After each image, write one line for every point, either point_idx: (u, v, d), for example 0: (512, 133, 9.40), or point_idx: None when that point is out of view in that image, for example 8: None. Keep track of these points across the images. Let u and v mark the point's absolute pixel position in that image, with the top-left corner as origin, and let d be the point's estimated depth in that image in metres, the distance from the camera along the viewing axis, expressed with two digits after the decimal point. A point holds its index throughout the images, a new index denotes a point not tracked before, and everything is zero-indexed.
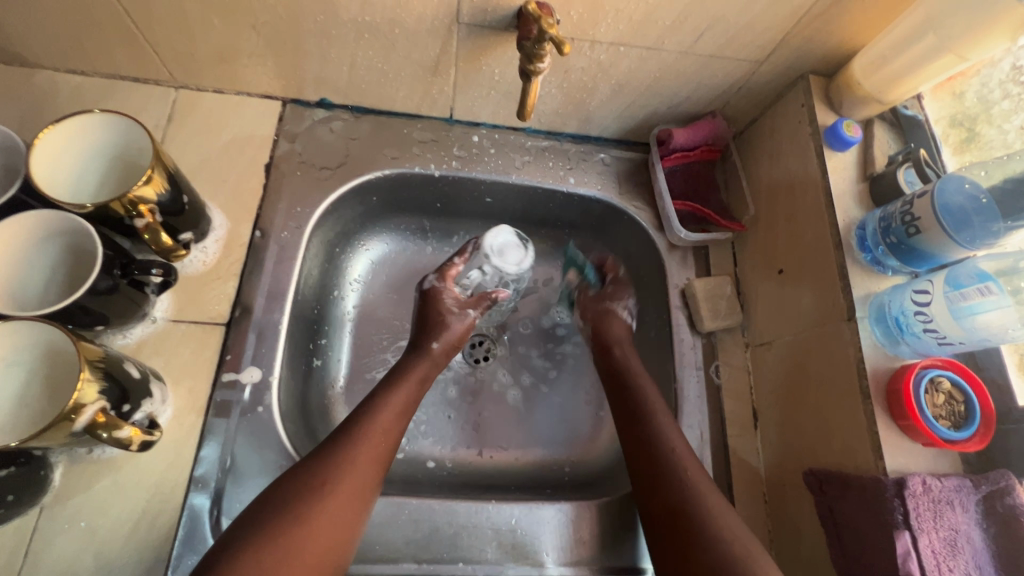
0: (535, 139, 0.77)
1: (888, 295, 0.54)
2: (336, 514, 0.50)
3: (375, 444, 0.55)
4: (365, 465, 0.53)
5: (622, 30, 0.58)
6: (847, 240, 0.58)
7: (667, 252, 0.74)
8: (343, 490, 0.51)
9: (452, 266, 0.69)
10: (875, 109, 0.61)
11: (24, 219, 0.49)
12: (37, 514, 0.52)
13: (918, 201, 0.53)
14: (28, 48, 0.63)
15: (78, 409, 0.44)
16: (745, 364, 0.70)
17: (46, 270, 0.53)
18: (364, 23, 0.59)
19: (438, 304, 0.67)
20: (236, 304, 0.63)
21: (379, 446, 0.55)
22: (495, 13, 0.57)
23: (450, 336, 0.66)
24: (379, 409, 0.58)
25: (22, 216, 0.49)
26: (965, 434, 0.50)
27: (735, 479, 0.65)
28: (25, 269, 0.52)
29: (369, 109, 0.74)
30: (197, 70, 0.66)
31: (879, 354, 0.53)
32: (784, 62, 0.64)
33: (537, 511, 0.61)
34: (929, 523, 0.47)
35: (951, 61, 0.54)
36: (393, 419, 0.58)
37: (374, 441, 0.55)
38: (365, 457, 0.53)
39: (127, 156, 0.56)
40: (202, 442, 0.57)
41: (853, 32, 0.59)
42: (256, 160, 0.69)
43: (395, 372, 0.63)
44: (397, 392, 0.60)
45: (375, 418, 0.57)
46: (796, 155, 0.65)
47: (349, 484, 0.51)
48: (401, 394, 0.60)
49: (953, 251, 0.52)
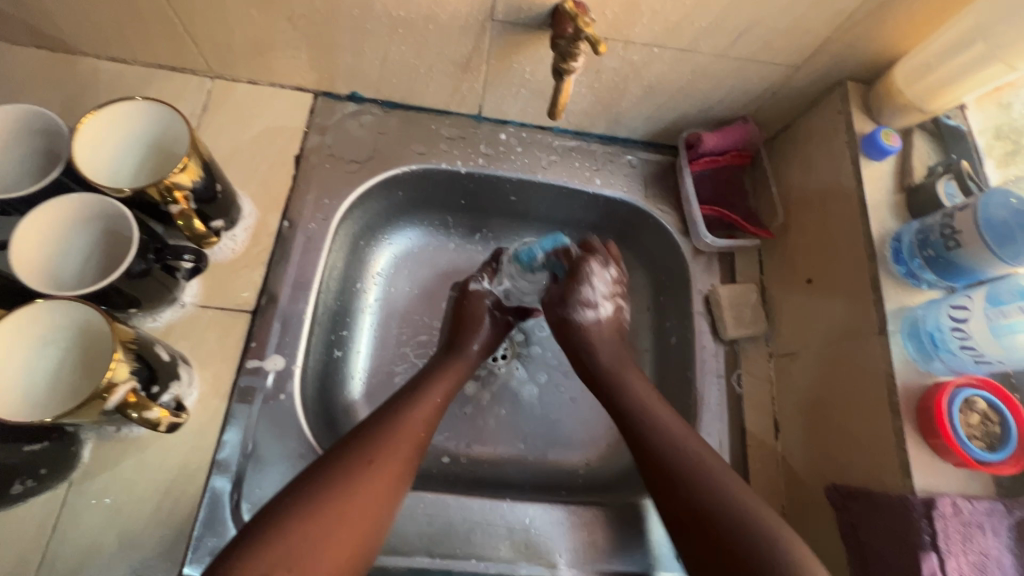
0: (563, 139, 0.77)
1: (923, 309, 0.53)
2: (377, 495, 0.51)
3: (414, 432, 0.56)
4: (406, 451, 0.55)
5: (657, 31, 0.58)
6: (881, 251, 0.56)
7: (692, 257, 0.73)
8: (387, 470, 0.52)
9: (478, 277, 0.74)
10: (916, 118, 0.60)
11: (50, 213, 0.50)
12: (66, 488, 0.54)
13: (959, 214, 0.52)
14: (73, 35, 0.64)
15: (110, 387, 0.45)
16: (768, 373, 0.68)
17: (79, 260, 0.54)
18: (399, 18, 0.59)
19: (470, 306, 0.71)
20: (263, 293, 0.64)
21: (417, 434, 0.57)
22: (531, 11, 0.56)
23: (485, 338, 0.70)
24: (419, 402, 0.59)
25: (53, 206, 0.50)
26: (1000, 456, 0.48)
27: (754, 490, 0.64)
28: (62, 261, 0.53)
29: (398, 104, 0.74)
30: (233, 61, 0.67)
31: (911, 370, 0.52)
32: (823, 68, 0.62)
33: (552, 513, 0.61)
34: (958, 546, 0.46)
35: (1000, 71, 0.53)
36: (431, 412, 0.60)
37: (413, 430, 0.56)
38: (407, 443, 0.55)
39: (164, 144, 0.57)
40: (225, 427, 0.58)
41: (896, 39, 0.57)
42: (286, 151, 0.70)
43: (428, 372, 0.64)
44: (436, 387, 0.62)
45: (414, 406, 0.59)
46: (831, 162, 0.64)
47: (391, 468, 0.53)
48: (433, 392, 0.61)
49: (995, 266, 0.50)
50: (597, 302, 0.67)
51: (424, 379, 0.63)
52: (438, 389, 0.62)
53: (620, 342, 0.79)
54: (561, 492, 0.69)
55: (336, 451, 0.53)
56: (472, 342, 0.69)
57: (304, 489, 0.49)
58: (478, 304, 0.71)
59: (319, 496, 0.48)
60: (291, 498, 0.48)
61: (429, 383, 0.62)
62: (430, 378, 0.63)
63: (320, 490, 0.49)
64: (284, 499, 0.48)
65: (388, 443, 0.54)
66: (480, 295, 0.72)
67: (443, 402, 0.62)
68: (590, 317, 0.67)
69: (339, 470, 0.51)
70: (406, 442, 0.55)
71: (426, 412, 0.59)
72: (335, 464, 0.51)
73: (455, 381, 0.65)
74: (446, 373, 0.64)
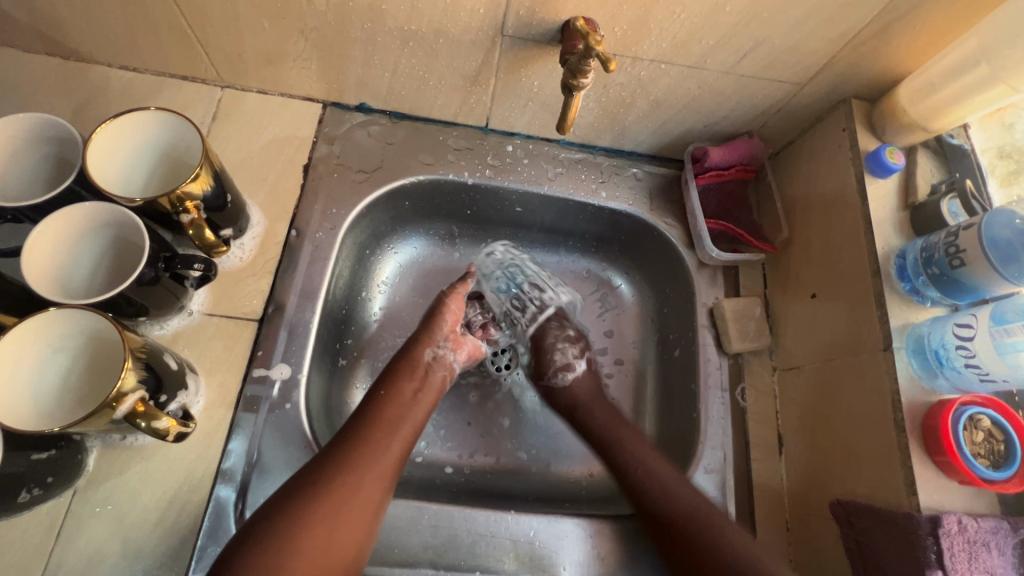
0: (569, 151, 0.77)
1: (928, 327, 0.53)
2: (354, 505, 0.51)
3: (392, 439, 0.57)
4: (373, 493, 0.53)
5: (664, 48, 0.58)
6: (885, 268, 0.57)
7: (696, 270, 0.74)
8: (353, 511, 0.51)
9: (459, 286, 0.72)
10: (919, 136, 0.61)
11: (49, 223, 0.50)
12: (71, 496, 0.53)
13: (964, 232, 0.52)
14: (85, 43, 0.65)
15: (119, 397, 0.45)
16: (772, 387, 0.69)
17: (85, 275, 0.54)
18: (410, 31, 0.60)
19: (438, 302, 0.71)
20: (270, 301, 0.64)
21: (386, 466, 0.55)
22: (541, 26, 0.57)
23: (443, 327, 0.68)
24: (385, 406, 0.59)
25: (61, 213, 0.51)
26: (1005, 475, 0.48)
27: (758, 503, 0.64)
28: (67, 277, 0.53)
29: (406, 115, 0.75)
30: (244, 71, 0.68)
31: (916, 387, 0.52)
32: (827, 86, 0.63)
33: (556, 526, 0.60)
34: (964, 564, 0.46)
35: (1003, 92, 0.53)
36: (407, 416, 0.59)
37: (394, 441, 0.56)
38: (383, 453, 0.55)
39: (176, 153, 0.57)
40: (231, 435, 0.58)
41: (900, 59, 0.58)
42: (295, 161, 0.71)
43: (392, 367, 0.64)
44: (399, 386, 0.61)
45: (381, 433, 0.57)
46: (836, 178, 0.64)
47: (371, 478, 0.53)
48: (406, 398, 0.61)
49: (999, 284, 0.51)
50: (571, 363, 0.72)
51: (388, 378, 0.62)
52: (410, 416, 0.60)
53: (623, 354, 0.79)
54: (564, 503, 0.69)
55: (306, 478, 0.51)
56: (439, 341, 0.67)
57: (268, 525, 0.48)
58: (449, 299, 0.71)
59: (278, 535, 0.47)
60: (257, 535, 0.47)
61: (393, 381, 0.62)
62: (394, 375, 0.63)
63: (286, 526, 0.48)
64: (258, 530, 0.48)
65: (354, 480, 0.52)
66: (458, 288, 0.72)
67: (412, 399, 0.61)
68: (569, 378, 0.71)
69: (306, 505, 0.49)
70: (373, 481, 0.53)
71: (393, 444, 0.56)
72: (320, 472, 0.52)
73: (426, 391, 0.63)
74: (418, 381, 0.63)
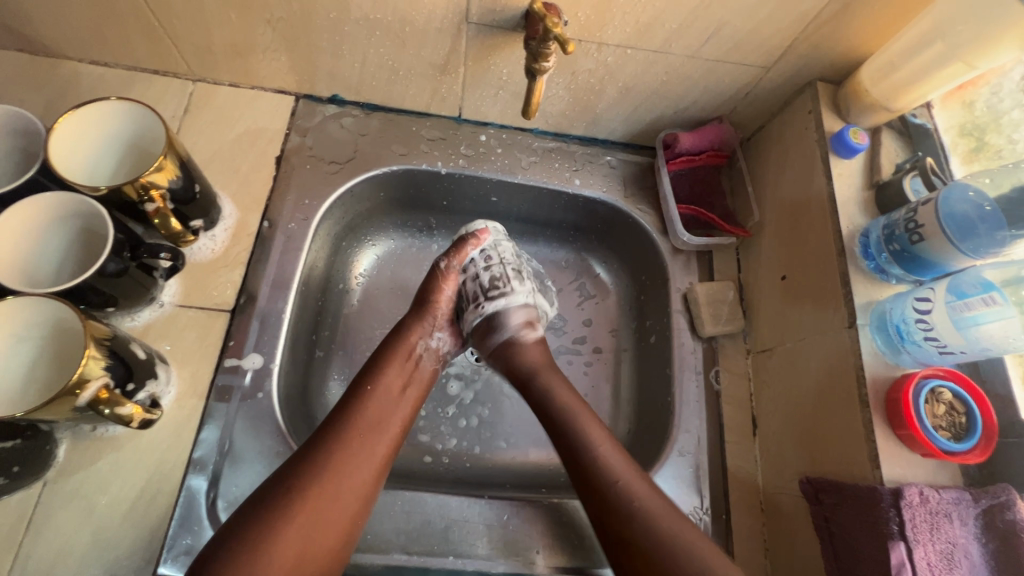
0: (543, 140, 0.78)
1: (890, 303, 0.53)
2: (334, 506, 0.50)
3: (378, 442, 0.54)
4: (350, 503, 0.51)
5: (628, 32, 0.59)
6: (849, 247, 0.57)
7: (670, 256, 0.74)
8: (328, 525, 0.49)
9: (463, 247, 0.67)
10: (883, 117, 0.61)
11: (63, 193, 0.51)
12: (41, 487, 0.54)
13: (923, 208, 0.53)
14: (53, 38, 0.65)
15: (82, 384, 0.45)
16: (746, 369, 0.69)
17: (58, 251, 0.54)
18: (376, 21, 0.60)
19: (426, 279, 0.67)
20: (242, 292, 0.64)
21: (362, 479, 0.52)
22: (504, 13, 0.58)
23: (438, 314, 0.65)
24: (367, 402, 0.56)
25: (39, 194, 0.51)
26: (966, 446, 0.49)
27: (732, 485, 0.64)
28: (38, 245, 0.53)
29: (379, 106, 0.75)
30: (215, 64, 0.68)
31: (879, 362, 0.53)
32: (793, 68, 0.64)
33: (529, 510, 0.61)
34: (926, 535, 0.46)
35: (961, 69, 0.54)
36: (395, 415, 0.57)
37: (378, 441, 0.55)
38: (365, 454, 0.53)
39: (142, 143, 0.57)
40: (202, 425, 0.58)
41: (861, 40, 0.59)
42: (267, 153, 0.71)
43: (379, 356, 0.61)
44: (386, 380, 0.58)
45: (365, 443, 0.54)
46: (803, 161, 0.65)
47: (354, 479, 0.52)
48: (388, 390, 0.58)
49: (957, 259, 0.51)
50: (519, 332, 0.65)
51: (371, 369, 0.59)
52: (394, 418, 0.57)
53: (601, 342, 0.79)
54: (541, 489, 0.69)
55: (274, 490, 0.49)
56: (430, 330, 0.65)
57: (233, 546, 0.45)
58: (440, 282, 0.66)
59: (246, 559, 0.45)
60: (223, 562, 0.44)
61: (377, 372, 0.59)
62: (378, 366, 0.59)
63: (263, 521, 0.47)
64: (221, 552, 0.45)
65: (329, 491, 0.50)
66: (445, 269, 0.66)
67: (403, 389, 0.59)
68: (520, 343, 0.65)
69: (277, 526, 0.47)
70: (350, 489, 0.51)
71: (369, 448, 0.54)
72: (296, 469, 0.50)
73: (414, 390, 0.60)
74: (406, 374, 0.60)
